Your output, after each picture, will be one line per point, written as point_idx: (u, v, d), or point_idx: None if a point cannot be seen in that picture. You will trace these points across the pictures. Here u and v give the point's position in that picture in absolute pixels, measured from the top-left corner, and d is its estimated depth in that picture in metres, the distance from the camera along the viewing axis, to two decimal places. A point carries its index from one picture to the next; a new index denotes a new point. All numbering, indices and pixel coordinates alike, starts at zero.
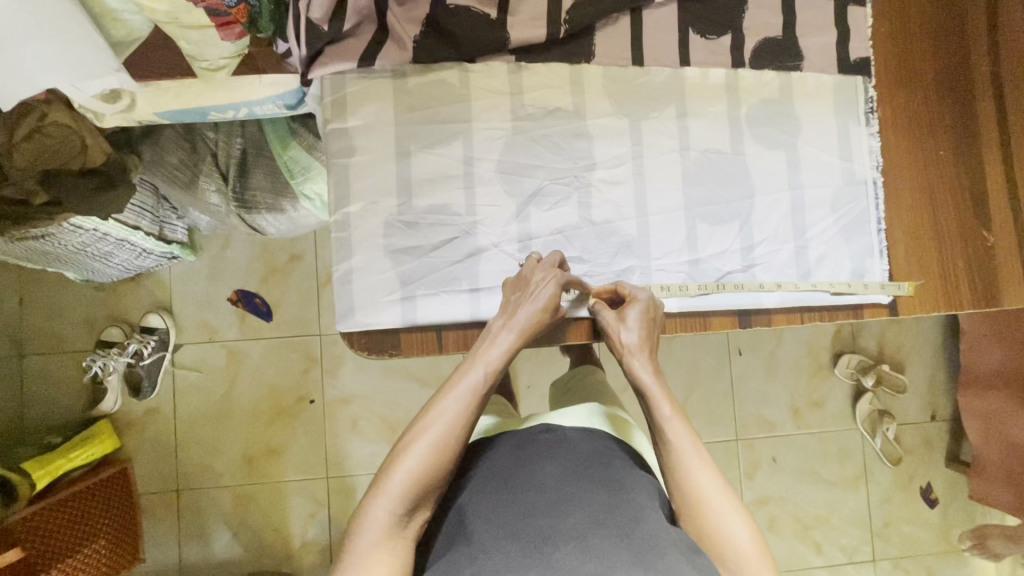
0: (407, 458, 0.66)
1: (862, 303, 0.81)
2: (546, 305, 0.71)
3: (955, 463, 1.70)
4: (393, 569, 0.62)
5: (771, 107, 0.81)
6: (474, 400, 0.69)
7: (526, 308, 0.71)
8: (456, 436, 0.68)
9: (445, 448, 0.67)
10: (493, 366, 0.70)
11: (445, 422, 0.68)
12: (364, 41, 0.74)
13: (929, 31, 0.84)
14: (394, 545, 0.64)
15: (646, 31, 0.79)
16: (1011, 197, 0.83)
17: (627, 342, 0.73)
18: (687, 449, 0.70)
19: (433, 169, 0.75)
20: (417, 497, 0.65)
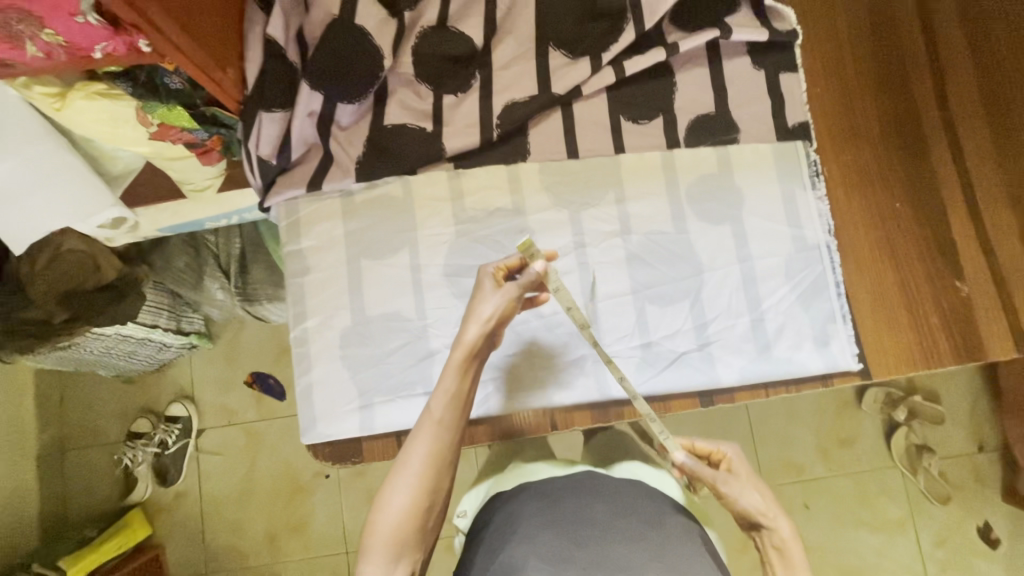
0: (392, 492, 0.59)
1: (830, 371, 0.78)
2: (506, 303, 0.64)
3: (1013, 498, 1.56)
4: None
5: (710, 182, 0.81)
6: (441, 435, 0.62)
7: (483, 310, 0.64)
8: (433, 467, 0.60)
9: (433, 482, 0.60)
10: (451, 389, 0.63)
11: (419, 460, 0.60)
12: (311, 167, 0.80)
13: (867, 86, 0.83)
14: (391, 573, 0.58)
15: (578, 124, 0.83)
16: (982, 243, 0.79)
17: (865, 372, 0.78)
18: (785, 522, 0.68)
19: (384, 279, 0.79)
20: (404, 540, 0.58)
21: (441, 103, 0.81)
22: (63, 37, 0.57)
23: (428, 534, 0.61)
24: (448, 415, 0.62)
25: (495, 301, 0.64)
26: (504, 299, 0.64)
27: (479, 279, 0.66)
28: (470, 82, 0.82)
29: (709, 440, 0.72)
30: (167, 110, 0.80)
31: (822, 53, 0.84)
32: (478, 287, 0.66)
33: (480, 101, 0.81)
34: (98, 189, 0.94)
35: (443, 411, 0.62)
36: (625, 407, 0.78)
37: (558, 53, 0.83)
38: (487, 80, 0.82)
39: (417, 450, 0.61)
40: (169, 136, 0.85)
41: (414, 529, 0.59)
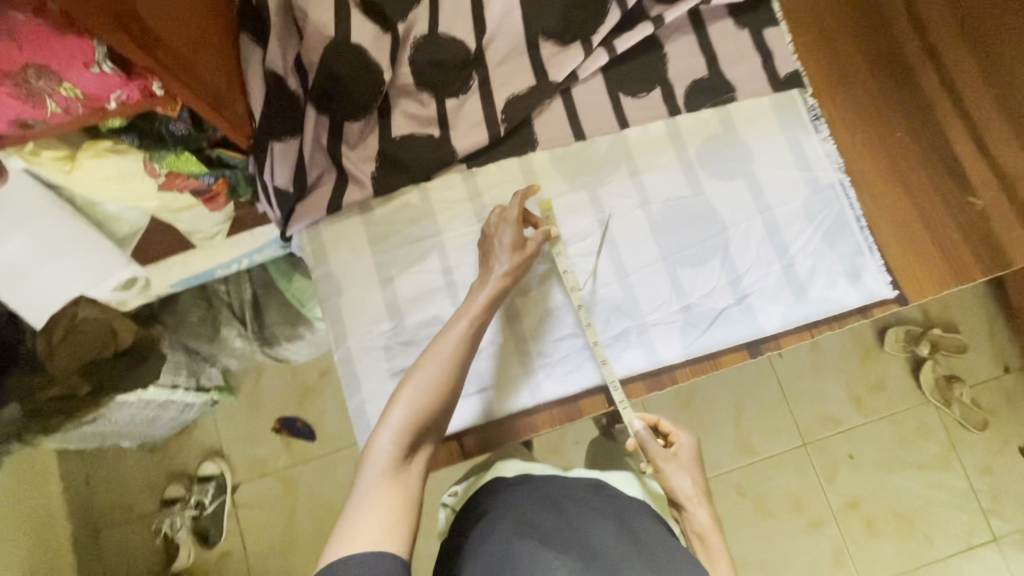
0: (406, 396, 0.62)
1: (868, 303, 0.79)
2: (514, 257, 0.72)
3: None
4: (405, 505, 0.56)
5: (717, 142, 0.83)
6: (460, 349, 0.66)
7: (499, 262, 0.71)
8: (449, 377, 0.64)
9: (451, 379, 0.64)
10: (474, 312, 0.68)
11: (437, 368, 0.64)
12: (327, 189, 0.81)
13: (847, 26, 0.86)
14: (400, 481, 0.58)
15: (580, 108, 0.85)
16: (987, 157, 0.82)
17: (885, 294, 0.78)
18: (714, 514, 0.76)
19: (418, 286, 0.80)
20: (414, 439, 0.60)
21: (445, 108, 0.82)
22: (81, 90, 0.58)
23: (438, 433, 0.64)
24: (471, 325, 0.68)
25: (506, 259, 0.72)
26: (516, 257, 0.72)
27: (493, 229, 0.74)
28: (469, 84, 0.83)
29: (672, 422, 0.80)
30: (176, 157, 0.81)
31: (799, 4, 0.87)
32: (495, 238, 0.73)
33: (482, 100, 0.83)
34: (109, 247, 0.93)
35: (476, 319, 0.68)
36: (676, 372, 0.78)
37: (548, 43, 0.85)
38: (485, 80, 0.84)
39: (434, 361, 0.65)
40: (177, 185, 0.86)
41: (427, 418, 0.62)
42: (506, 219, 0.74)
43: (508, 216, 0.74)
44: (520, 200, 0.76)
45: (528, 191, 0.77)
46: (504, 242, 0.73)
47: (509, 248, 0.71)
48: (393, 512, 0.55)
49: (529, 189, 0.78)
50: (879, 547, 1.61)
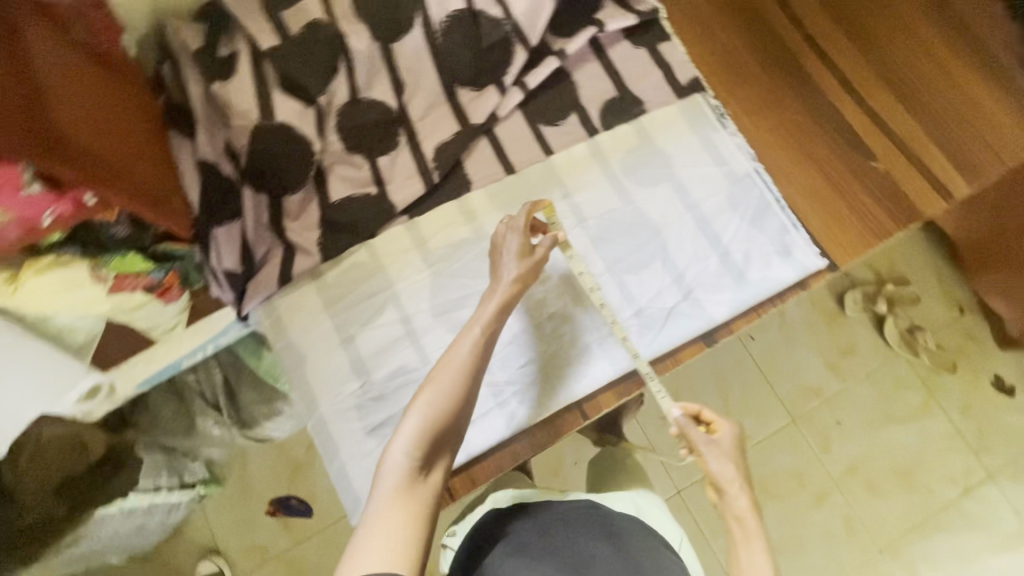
0: (417, 409, 0.63)
1: (803, 276, 0.84)
2: (524, 264, 0.74)
3: (1008, 343, 1.72)
4: (415, 523, 0.56)
5: (637, 153, 0.89)
6: (473, 354, 0.68)
7: (509, 268, 0.73)
8: (461, 384, 0.65)
9: (462, 394, 0.65)
10: (486, 319, 0.70)
11: (450, 376, 0.65)
12: (276, 263, 0.82)
13: (734, 30, 0.94)
14: (413, 498, 0.58)
15: (505, 144, 0.89)
16: (878, 124, 0.90)
17: (819, 265, 0.83)
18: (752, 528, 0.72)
19: (379, 340, 0.81)
20: (428, 451, 0.61)
21: (378, 166, 0.86)
22: (12, 213, 0.60)
23: (449, 451, 0.64)
24: (480, 334, 0.69)
25: (513, 264, 0.74)
26: (524, 256, 0.74)
27: (499, 234, 0.76)
28: (397, 140, 0.87)
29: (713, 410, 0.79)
30: (121, 258, 0.84)
31: (686, 18, 0.95)
32: (502, 242, 0.75)
33: (412, 154, 0.87)
34: (75, 356, 0.91)
35: (486, 327, 0.70)
36: (642, 374, 0.81)
37: (465, 91, 0.90)
38: (411, 134, 0.88)
39: (447, 369, 0.66)
40: (127, 285, 0.85)
41: (438, 435, 0.63)
42: (516, 226, 0.76)
43: (520, 224, 0.76)
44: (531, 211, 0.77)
45: (536, 202, 0.78)
46: (512, 250, 0.74)
47: (517, 256, 0.73)
48: (404, 530, 0.55)
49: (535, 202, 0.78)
50: (884, 505, 1.66)
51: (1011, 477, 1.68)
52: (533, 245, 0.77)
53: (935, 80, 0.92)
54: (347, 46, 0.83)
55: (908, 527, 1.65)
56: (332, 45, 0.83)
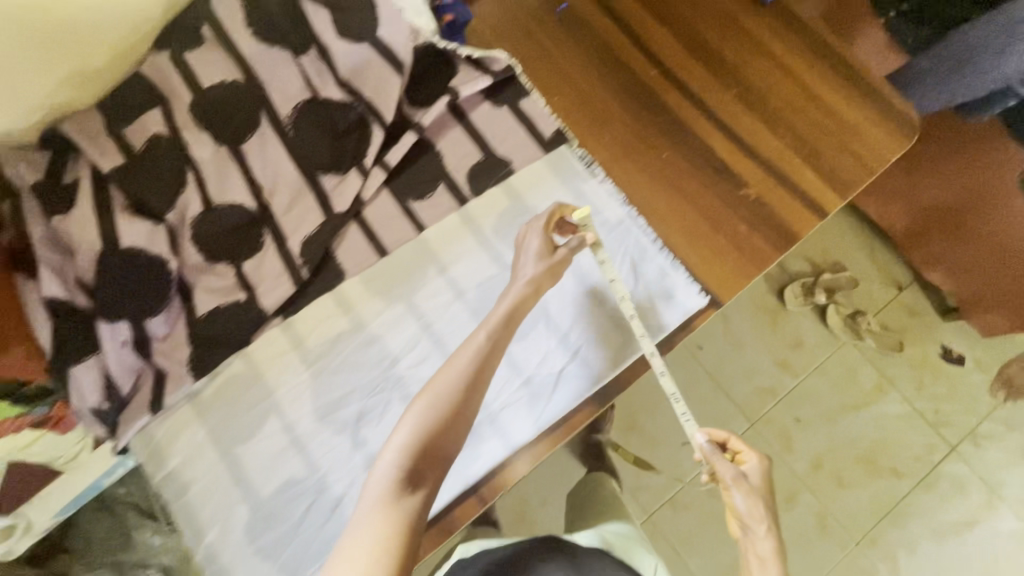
0: (409, 417, 0.67)
1: (688, 318, 0.82)
2: (544, 263, 0.76)
3: (950, 313, 1.70)
4: (388, 536, 0.58)
5: (508, 215, 0.87)
6: (473, 359, 0.70)
7: (528, 268, 0.75)
8: (456, 390, 0.68)
9: (457, 406, 0.67)
10: (491, 324, 0.72)
11: (445, 383, 0.68)
12: (149, 389, 0.79)
13: (592, 74, 0.94)
14: (397, 505, 0.60)
15: (375, 226, 0.87)
16: (746, 149, 0.89)
17: (702, 304, 0.82)
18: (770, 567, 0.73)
19: (264, 454, 0.78)
20: (417, 459, 0.64)
21: (244, 271, 0.83)
22: None
23: (443, 464, 0.65)
24: (485, 340, 0.71)
25: (530, 264, 0.76)
26: (541, 256, 0.76)
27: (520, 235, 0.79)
28: (262, 241, 0.85)
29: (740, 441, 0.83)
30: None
31: (542, 69, 0.94)
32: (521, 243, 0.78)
33: (278, 252, 0.85)
34: None
35: (491, 331, 0.72)
36: (538, 447, 0.78)
37: (327, 177, 0.87)
38: (276, 231, 0.85)
39: (451, 370, 0.69)
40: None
41: (428, 447, 0.65)
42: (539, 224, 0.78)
43: (540, 221, 0.78)
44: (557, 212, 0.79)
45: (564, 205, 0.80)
46: (533, 251, 0.77)
47: (535, 256, 0.75)
48: (380, 540, 0.58)
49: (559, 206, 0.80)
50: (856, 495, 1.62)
51: (974, 446, 1.65)
52: (557, 246, 0.79)
53: (797, 99, 0.92)
54: (191, 155, 0.81)
55: (880, 514, 1.61)
56: (176, 154, 0.81)
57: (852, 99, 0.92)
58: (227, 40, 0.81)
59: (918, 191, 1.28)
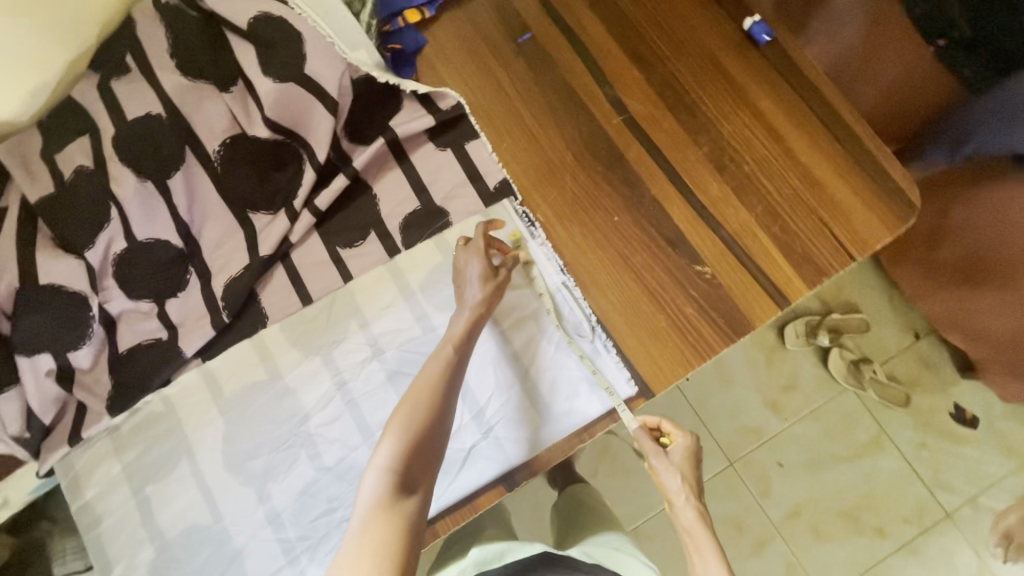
0: (385, 438, 0.61)
1: (612, 406, 0.77)
2: (485, 291, 0.72)
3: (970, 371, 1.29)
4: (392, 549, 0.53)
5: (438, 272, 0.82)
6: (444, 364, 0.67)
7: (470, 294, 0.73)
8: (430, 397, 0.63)
9: (438, 408, 0.63)
10: (456, 332, 0.70)
11: (423, 391, 0.64)
12: (70, 420, 0.80)
13: (548, 118, 0.85)
14: (391, 518, 0.54)
15: (302, 270, 0.84)
16: (707, 220, 0.80)
17: (630, 393, 0.76)
18: (704, 546, 0.67)
19: (173, 496, 0.79)
20: (407, 472, 0.58)
21: (167, 309, 0.82)
22: None
23: (434, 466, 0.61)
24: (453, 351, 0.68)
25: (475, 284, 0.73)
26: (480, 275, 0.73)
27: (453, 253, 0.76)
28: (187, 279, 0.83)
29: (671, 420, 0.74)
30: None
31: (492, 109, 0.86)
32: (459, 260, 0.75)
33: (202, 292, 0.83)
34: None
35: (457, 343, 0.69)
36: (436, 525, 0.75)
37: (257, 215, 0.84)
38: (202, 270, 0.83)
39: (422, 376, 0.66)
40: None
41: (414, 456, 0.59)
42: (466, 249, 0.75)
43: (476, 249, 0.75)
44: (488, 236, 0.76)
45: (491, 222, 0.78)
46: (473, 276, 0.73)
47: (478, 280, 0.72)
48: (383, 554, 0.52)
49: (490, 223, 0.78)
50: (833, 560, 1.24)
51: (981, 518, 1.25)
52: (495, 266, 0.75)
53: (778, 165, 0.81)
54: (116, 191, 0.80)
55: None
56: (99, 189, 0.79)
57: (842, 170, 0.80)
58: (154, 77, 0.82)
59: (936, 242, 1.02)
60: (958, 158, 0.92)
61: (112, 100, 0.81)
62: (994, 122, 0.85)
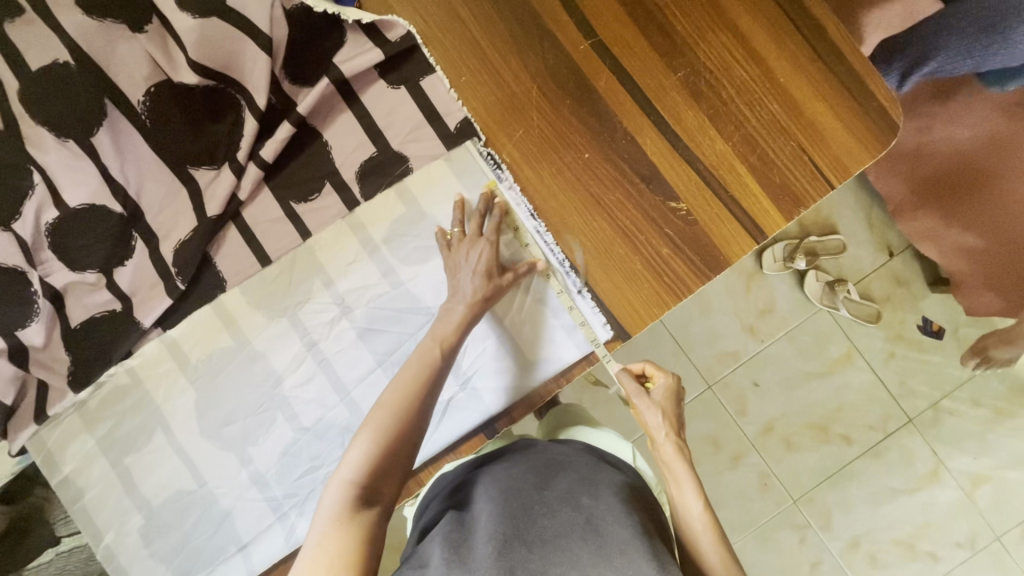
0: (354, 445, 0.58)
1: (588, 350, 0.76)
2: (480, 283, 0.71)
3: (940, 285, 1.31)
4: (348, 560, 0.49)
5: (402, 223, 0.78)
6: (425, 368, 0.65)
7: (466, 287, 0.71)
8: (404, 403, 0.61)
9: (414, 416, 0.61)
10: (446, 339, 0.68)
11: (389, 398, 0.62)
12: (32, 399, 0.77)
13: (509, 46, 0.77)
14: (350, 527, 0.51)
15: (256, 230, 0.78)
16: (682, 153, 0.76)
17: (607, 337, 0.76)
18: (681, 473, 0.67)
19: (155, 466, 0.78)
20: (372, 483, 0.55)
21: (116, 279, 0.77)
22: None
23: (400, 477, 0.57)
24: (440, 353, 0.67)
25: (470, 274, 0.72)
26: (480, 272, 0.71)
27: (440, 243, 0.76)
28: (132, 246, 0.77)
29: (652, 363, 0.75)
30: None
31: (448, 37, 0.78)
32: (456, 252, 0.74)
33: (151, 259, 0.77)
34: None
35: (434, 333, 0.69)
36: (420, 474, 0.77)
37: (199, 171, 0.77)
38: (148, 235, 0.77)
39: (400, 377, 0.65)
40: None
41: (383, 463, 0.57)
42: (467, 239, 0.74)
43: (482, 241, 0.73)
44: (493, 225, 0.74)
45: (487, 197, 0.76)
46: (473, 265, 0.72)
47: (476, 275, 0.71)
48: (337, 567, 0.48)
49: (486, 195, 0.76)
50: (803, 466, 1.32)
51: (937, 419, 1.33)
52: (502, 271, 0.73)
53: (757, 90, 0.75)
54: (36, 155, 0.73)
55: (819, 482, 1.32)
56: (15, 153, 0.72)
57: (825, 91, 0.75)
58: (56, 19, 0.72)
59: (920, 158, 0.99)
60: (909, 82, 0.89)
61: (9, 49, 0.71)
62: (955, 42, 0.83)
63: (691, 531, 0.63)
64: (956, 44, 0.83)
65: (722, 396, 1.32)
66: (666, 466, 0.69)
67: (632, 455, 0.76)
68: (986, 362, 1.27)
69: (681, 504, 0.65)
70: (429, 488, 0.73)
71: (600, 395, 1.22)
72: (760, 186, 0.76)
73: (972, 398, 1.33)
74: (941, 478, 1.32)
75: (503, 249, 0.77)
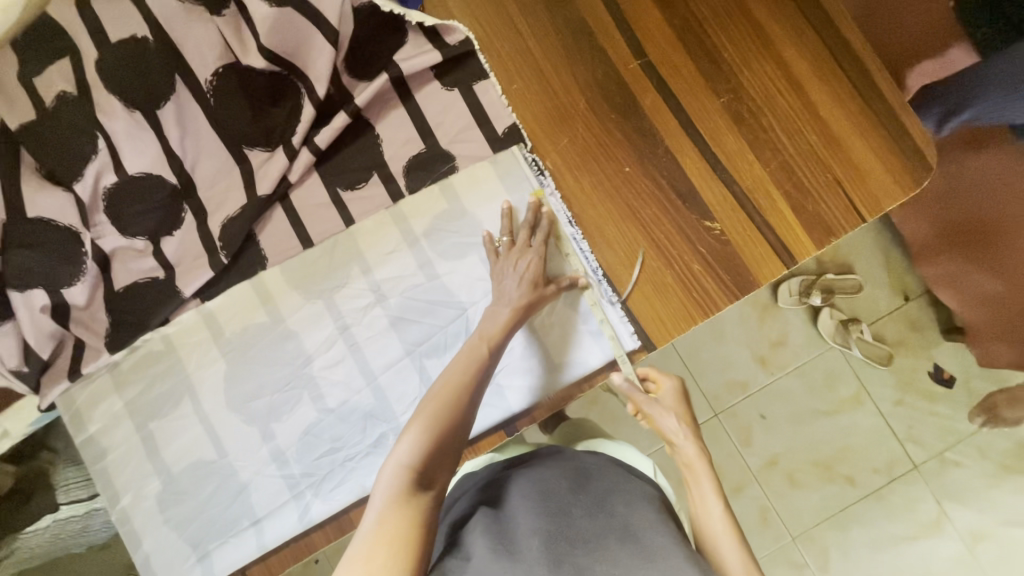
0: (408, 431, 0.60)
1: (613, 358, 0.78)
2: (526, 290, 0.73)
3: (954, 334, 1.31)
4: (410, 537, 0.51)
5: (443, 219, 0.80)
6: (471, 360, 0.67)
7: (512, 291, 0.73)
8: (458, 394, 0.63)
9: (464, 408, 0.62)
10: (488, 334, 0.70)
11: (442, 388, 0.64)
12: (67, 357, 0.79)
13: (560, 59, 0.81)
14: (409, 507, 0.53)
15: (301, 213, 0.81)
16: (721, 174, 0.78)
17: (633, 346, 0.77)
18: (700, 474, 0.68)
19: (178, 435, 0.80)
20: (427, 469, 0.56)
21: (163, 247, 0.79)
22: None
23: (450, 466, 0.59)
24: (487, 349, 0.69)
25: (514, 275, 0.74)
26: (525, 277, 0.74)
27: (490, 247, 0.77)
28: (181, 217, 0.80)
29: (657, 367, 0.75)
30: None
31: (503, 46, 0.81)
32: (505, 257, 0.76)
33: (198, 231, 0.80)
34: None
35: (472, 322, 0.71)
36: None
37: (254, 152, 0.80)
38: (197, 208, 0.80)
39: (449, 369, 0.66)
40: None
41: (438, 450, 0.58)
42: (516, 248, 0.76)
43: (531, 251, 0.75)
44: (541, 238, 0.76)
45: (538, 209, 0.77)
46: (521, 273, 0.74)
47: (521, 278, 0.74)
48: (396, 544, 0.50)
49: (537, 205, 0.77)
50: (807, 501, 1.32)
51: (943, 467, 1.32)
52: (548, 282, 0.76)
53: (797, 121, 0.78)
54: (104, 122, 0.76)
55: (823, 518, 1.32)
56: (85, 119, 0.76)
57: (862, 126, 0.77)
58: None
59: (943, 208, 1.02)
60: (946, 128, 0.90)
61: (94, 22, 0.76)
62: (994, 93, 0.83)
63: (710, 535, 0.64)
64: (991, 97, 0.83)
65: (731, 423, 1.33)
66: (687, 465, 0.69)
67: (651, 470, 0.75)
68: (993, 421, 1.30)
69: (701, 506, 0.66)
70: (454, 485, 0.73)
71: (609, 411, 1.22)
72: (794, 212, 0.78)
73: (980, 450, 1.32)
74: (943, 528, 1.31)
75: (550, 261, 0.78)
